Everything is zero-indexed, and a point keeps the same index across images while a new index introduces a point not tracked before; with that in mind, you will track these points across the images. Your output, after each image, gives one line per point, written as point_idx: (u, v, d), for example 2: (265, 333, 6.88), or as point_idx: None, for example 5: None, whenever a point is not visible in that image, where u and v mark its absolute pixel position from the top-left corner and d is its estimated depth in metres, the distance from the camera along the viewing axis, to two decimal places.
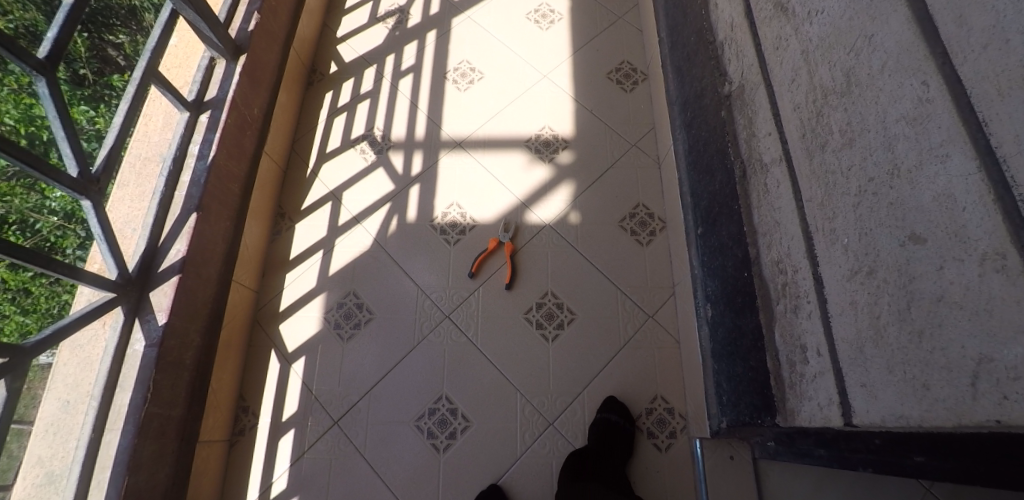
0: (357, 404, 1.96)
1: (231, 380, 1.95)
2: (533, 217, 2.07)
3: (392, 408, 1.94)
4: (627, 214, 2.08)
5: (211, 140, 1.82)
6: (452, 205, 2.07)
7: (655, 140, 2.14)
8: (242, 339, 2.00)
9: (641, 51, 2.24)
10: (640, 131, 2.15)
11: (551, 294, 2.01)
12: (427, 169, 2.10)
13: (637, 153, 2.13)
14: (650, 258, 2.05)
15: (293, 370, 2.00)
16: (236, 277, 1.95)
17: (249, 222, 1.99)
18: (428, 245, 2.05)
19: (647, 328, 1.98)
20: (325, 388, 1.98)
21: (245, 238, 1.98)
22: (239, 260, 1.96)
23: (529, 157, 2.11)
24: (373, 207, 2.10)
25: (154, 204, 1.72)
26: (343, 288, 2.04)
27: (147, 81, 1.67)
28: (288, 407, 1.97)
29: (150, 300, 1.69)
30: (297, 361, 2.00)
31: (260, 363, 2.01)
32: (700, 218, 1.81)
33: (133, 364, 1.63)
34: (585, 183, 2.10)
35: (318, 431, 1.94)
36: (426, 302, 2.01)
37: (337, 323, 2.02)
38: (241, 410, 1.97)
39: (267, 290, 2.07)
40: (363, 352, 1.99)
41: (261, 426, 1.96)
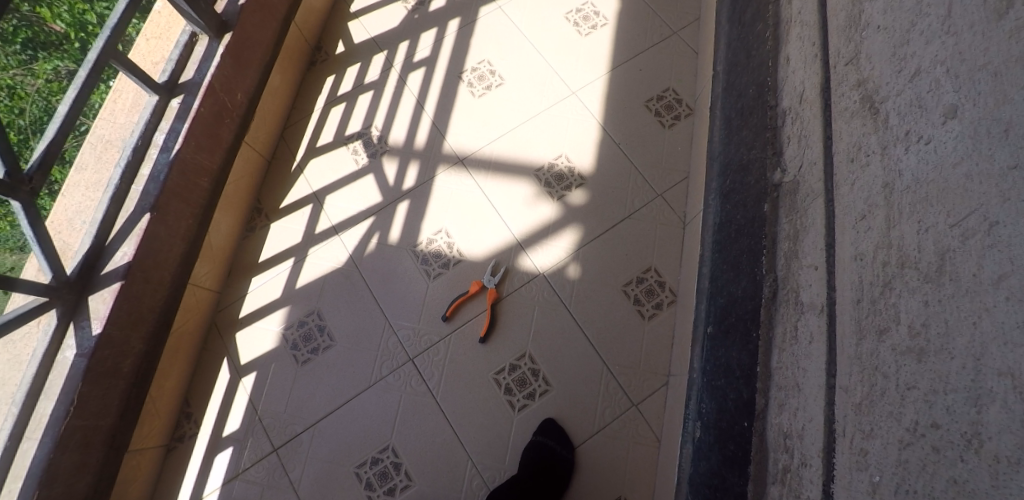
0: (300, 435, 1.68)
1: (174, 389, 1.69)
2: (526, 261, 1.75)
3: (335, 447, 1.67)
4: (634, 278, 1.74)
5: (178, 129, 1.53)
6: (439, 232, 1.77)
7: (684, 194, 1.78)
8: (194, 346, 1.74)
9: (692, 81, 1.88)
10: (667, 181, 1.80)
11: (529, 356, 1.69)
12: (421, 183, 1.81)
13: (658, 207, 1.78)
14: (649, 337, 1.71)
15: (242, 384, 1.73)
16: (195, 276, 1.68)
17: (217, 214, 1.71)
18: (404, 273, 1.75)
19: (626, 418, 1.67)
20: (270, 411, 1.71)
21: (210, 234, 1.70)
22: (200, 257, 1.68)
23: (535, 191, 1.79)
24: (353, 216, 1.81)
25: (105, 198, 1.45)
26: (308, 304, 1.76)
27: (105, 62, 1.39)
28: (231, 423, 1.71)
29: (88, 305, 1.42)
30: (248, 375, 1.74)
31: (210, 373, 1.75)
32: (716, 316, 1.44)
33: (60, 374, 1.39)
34: (592, 232, 1.77)
35: (255, 455, 1.68)
36: (391, 339, 1.72)
37: (295, 344, 1.74)
38: (184, 416, 1.72)
39: (230, 292, 1.80)
40: (317, 382, 1.71)
41: (202, 435, 1.70)
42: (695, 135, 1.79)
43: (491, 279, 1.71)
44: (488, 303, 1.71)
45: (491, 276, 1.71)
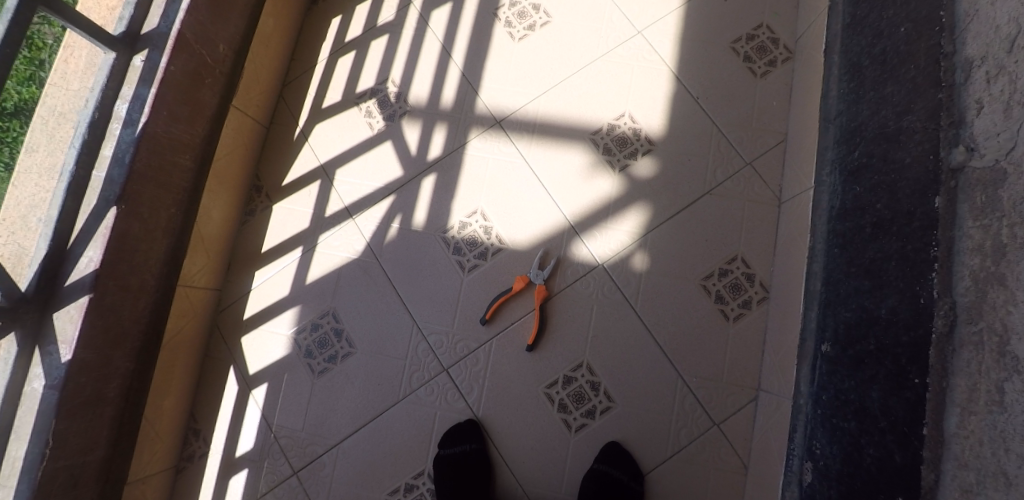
0: (321, 458, 1.41)
1: (177, 405, 1.42)
2: (582, 250, 1.40)
3: (364, 472, 1.39)
4: (716, 270, 1.39)
5: (144, 96, 1.18)
6: (474, 213, 1.43)
7: (781, 163, 1.41)
8: (194, 354, 1.45)
9: (792, 14, 1.46)
10: (758, 145, 1.42)
11: (587, 367, 1.37)
12: (449, 152, 1.45)
13: (745, 180, 1.41)
14: (734, 343, 1.37)
15: (253, 397, 1.46)
16: (185, 274, 1.36)
17: (208, 196, 1.37)
18: (434, 265, 1.42)
19: (705, 441, 1.35)
20: (286, 429, 1.43)
21: (201, 223, 1.37)
22: (189, 251, 1.35)
23: (591, 161, 1.42)
24: (368, 195, 1.45)
25: (60, 189, 1.14)
26: (320, 302, 1.44)
27: (30, 11, 1.03)
28: (244, 441, 1.45)
29: (53, 325, 1.14)
30: (260, 387, 1.46)
31: (217, 383, 1.47)
32: (833, 335, 1.09)
33: (30, 408, 1.12)
34: (663, 211, 1.40)
35: (272, 479, 1.42)
36: (421, 346, 1.40)
37: (310, 351, 1.44)
38: (191, 431, 1.46)
39: (234, 290, 1.49)
40: (337, 397, 1.42)
41: (213, 454, 1.45)
42: (796, 86, 1.40)
43: (540, 273, 1.37)
44: (537, 301, 1.37)
45: (538, 270, 1.37)
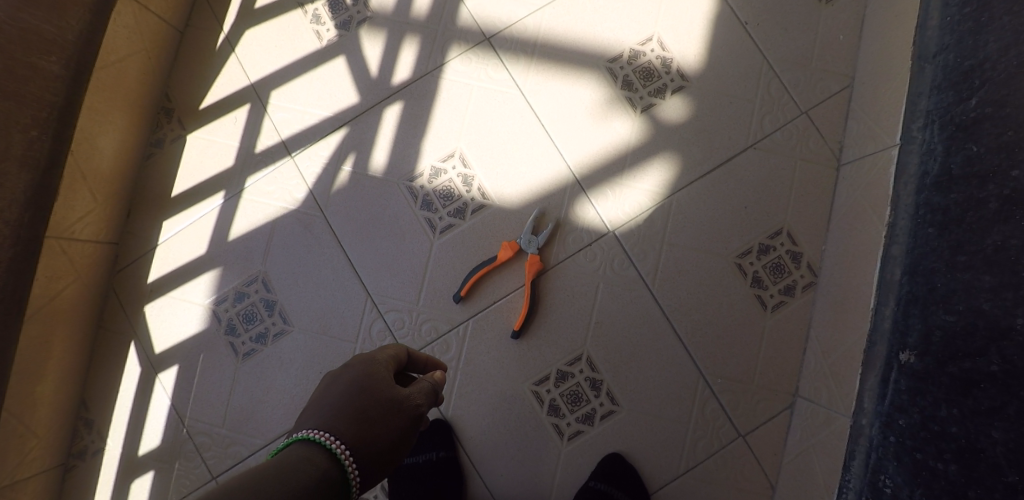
0: (247, 462, 1.10)
1: (60, 390, 1.10)
2: (588, 211, 1.09)
3: None
4: (755, 246, 1.10)
5: None
6: (451, 157, 1.09)
7: (842, 116, 1.13)
8: (83, 326, 1.12)
9: None
10: (816, 92, 1.13)
11: (588, 360, 1.07)
12: (420, 75, 1.11)
13: (797, 134, 1.12)
14: (771, 338, 1.10)
15: (160, 382, 1.14)
16: (59, 222, 1.02)
17: (90, 117, 1.02)
18: (396, 222, 1.08)
19: (726, 455, 1.08)
20: (199, 424, 1.12)
21: (81, 154, 1.02)
22: (64, 190, 1.01)
23: (606, 98, 1.10)
24: (311, 128, 1.11)
25: None
26: (245, 264, 1.11)
27: None
28: (150, 436, 1.14)
29: None
30: (169, 370, 1.14)
31: (114, 362, 1.15)
32: (916, 346, 0.74)
33: None
34: (693, 167, 1.10)
35: (183, 486, 1.11)
36: (376, 325, 1.07)
37: (232, 326, 1.11)
38: (83, 421, 1.14)
39: (137, 243, 1.15)
40: (268, 387, 1.10)
41: (111, 450, 1.14)
42: (869, 20, 1.11)
43: (532, 238, 1.06)
44: (528, 274, 1.06)
45: (529, 235, 1.06)
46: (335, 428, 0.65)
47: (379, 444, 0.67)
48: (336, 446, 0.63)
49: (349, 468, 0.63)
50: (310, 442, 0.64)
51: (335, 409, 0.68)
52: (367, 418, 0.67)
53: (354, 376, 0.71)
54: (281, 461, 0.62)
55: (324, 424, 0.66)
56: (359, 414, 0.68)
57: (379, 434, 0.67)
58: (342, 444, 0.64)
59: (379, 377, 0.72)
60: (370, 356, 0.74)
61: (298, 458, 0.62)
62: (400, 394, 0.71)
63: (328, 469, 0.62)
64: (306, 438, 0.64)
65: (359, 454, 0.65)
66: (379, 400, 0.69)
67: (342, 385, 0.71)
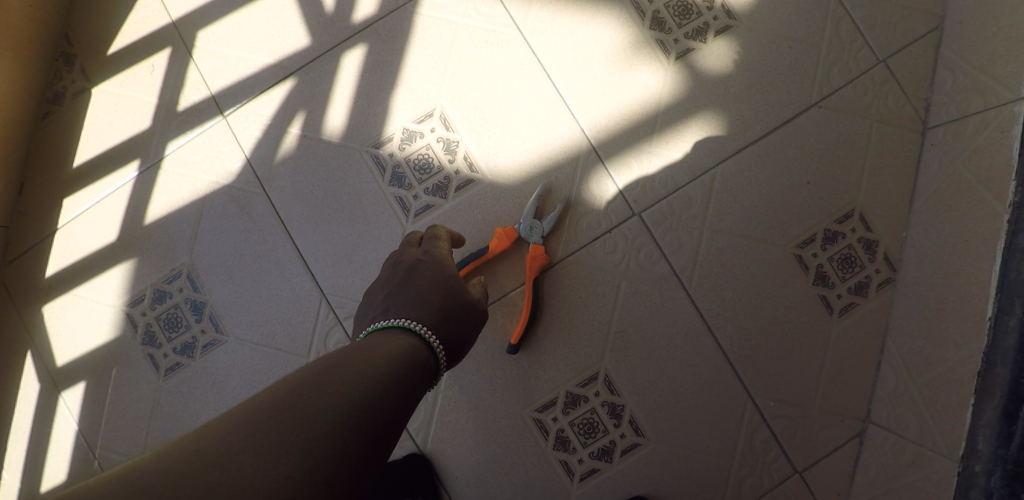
0: None
1: None
2: (605, 185, 0.85)
3: None
4: (820, 231, 0.86)
5: None
6: (429, 115, 0.85)
7: (930, 66, 0.88)
8: None
9: None
10: (898, 34, 0.88)
11: (606, 379, 0.84)
12: (389, 10, 0.85)
13: (873, 88, 0.87)
14: (838, 350, 0.86)
15: (63, 402, 0.87)
16: None
17: None
18: (359, 201, 0.84)
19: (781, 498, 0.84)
20: (112, 458, 0.86)
21: None
22: None
23: (630, 39, 0.85)
24: (250, 79, 0.86)
25: None
26: (166, 253, 0.86)
27: None
28: (54, 472, 0.87)
29: None
30: (75, 386, 0.88)
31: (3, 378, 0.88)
32: None
33: None
34: (741, 131, 0.86)
35: None
36: (334, 337, 0.83)
37: (151, 335, 0.87)
38: None
39: (36, 226, 0.89)
40: (196, 414, 0.86)
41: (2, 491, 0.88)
42: None
43: (534, 225, 0.81)
44: (530, 270, 0.82)
45: (530, 220, 0.81)
46: (424, 315, 0.61)
47: (464, 333, 0.64)
48: (425, 332, 0.60)
49: (439, 356, 0.60)
50: (402, 327, 0.60)
51: (414, 297, 0.63)
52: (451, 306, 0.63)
53: (430, 268, 0.67)
54: (375, 343, 0.57)
55: (408, 310, 0.61)
56: (440, 304, 0.63)
57: (461, 325, 0.63)
58: (432, 332, 0.60)
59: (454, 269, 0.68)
60: (440, 249, 0.70)
61: (392, 341, 0.58)
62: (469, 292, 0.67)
63: (424, 355, 0.59)
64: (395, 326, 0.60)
65: (448, 340, 0.61)
66: (459, 293, 0.65)
67: (419, 274, 0.67)
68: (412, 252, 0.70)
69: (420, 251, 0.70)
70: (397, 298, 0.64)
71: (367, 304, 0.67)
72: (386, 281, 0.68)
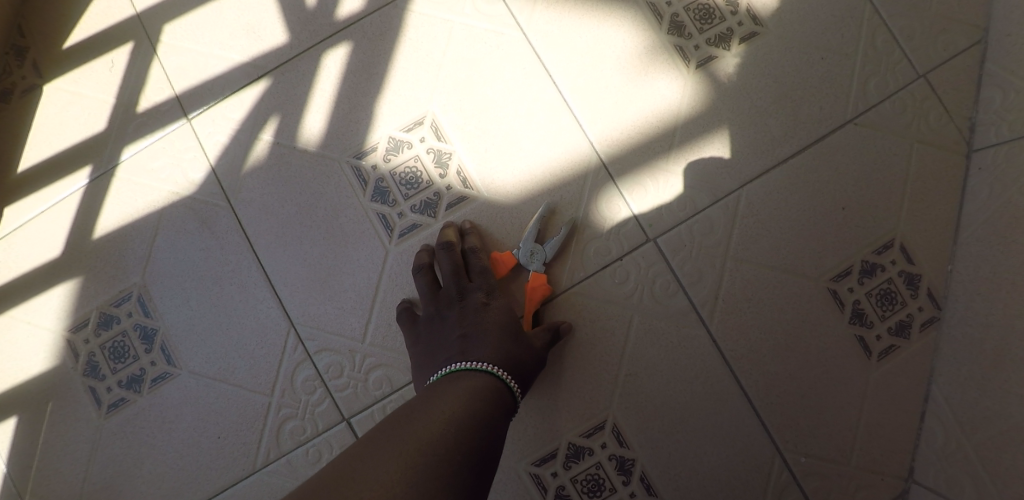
0: None
1: None
2: (617, 207, 0.75)
3: None
4: (857, 264, 0.76)
5: None
6: (419, 123, 0.75)
7: (975, 82, 0.79)
8: None
9: None
10: (940, 47, 0.79)
11: (615, 430, 0.73)
12: (378, 6, 0.77)
13: (914, 105, 0.79)
14: (877, 399, 0.75)
15: None
16: None
17: None
18: (337, 219, 0.74)
19: None
20: None
21: None
22: None
23: (646, 44, 0.77)
24: (219, 78, 0.77)
25: None
26: (115, 272, 0.76)
27: None
28: None
29: None
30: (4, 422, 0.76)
31: None
32: None
33: None
34: (768, 149, 0.76)
35: None
36: (302, 372, 0.73)
37: (93, 365, 0.75)
38: None
39: None
40: (140, 457, 0.74)
41: None
42: None
43: (535, 249, 0.73)
44: (530, 301, 0.73)
45: (530, 244, 0.73)
46: (504, 359, 0.65)
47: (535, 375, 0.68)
48: (505, 376, 0.64)
49: (518, 398, 0.65)
50: (482, 371, 0.64)
51: (490, 343, 0.66)
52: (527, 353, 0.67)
53: (499, 312, 0.69)
54: (454, 389, 0.61)
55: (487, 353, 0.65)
56: (516, 350, 0.67)
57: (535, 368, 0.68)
58: (511, 376, 0.65)
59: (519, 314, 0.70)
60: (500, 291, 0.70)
61: (471, 387, 0.62)
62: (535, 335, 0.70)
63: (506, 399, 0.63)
64: (482, 370, 0.63)
65: (524, 383, 0.66)
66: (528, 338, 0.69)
67: (489, 318, 0.68)
68: (473, 290, 0.70)
69: (482, 288, 0.70)
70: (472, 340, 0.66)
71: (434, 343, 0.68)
72: (451, 323, 0.68)
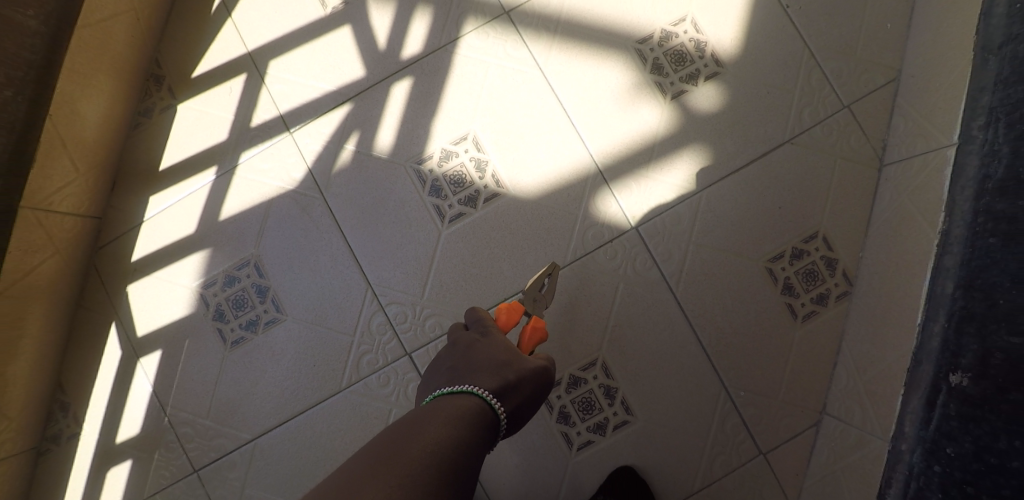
0: (231, 456, 1.01)
1: (33, 372, 0.99)
2: (610, 205, 1.00)
3: (283, 480, 1.00)
4: (788, 249, 1.01)
5: None
6: (463, 140, 1.01)
7: (888, 110, 1.03)
8: (59, 305, 1.01)
9: None
10: (861, 83, 1.03)
11: (604, 366, 1.00)
12: (433, 49, 1.02)
13: (838, 129, 1.03)
14: (800, 349, 1.01)
15: (142, 366, 1.03)
16: (37, 192, 0.92)
17: (70, 80, 0.93)
18: (402, 208, 1.00)
19: (749, 473, 1.00)
20: (181, 415, 1.02)
21: (62, 120, 0.93)
22: (41, 155, 0.91)
23: (634, 81, 1.02)
24: (313, 102, 1.02)
25: None
26: (237, 245, 1.02)
27: None
28: (128, 424, 1.03)
29: None
30: (152, 354, 1.03)
31: (92, 345, 1.04)
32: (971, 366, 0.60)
33: None
34: (724, 161, 1.02)
35: (162, 480, 1.01)
36: (376, 319, 0.99)
37: (220, 312, 1.02)
38: (56, 407, 1.04)
39: (123, 219, 1.05)
40: (255, 378, 1.01)
41: (86, 438, 1.03)
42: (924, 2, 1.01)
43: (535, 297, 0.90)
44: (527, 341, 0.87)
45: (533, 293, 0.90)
46: (489, 380, 0.74)
47: (519, 402, 0.76)
48: (487, 395, 0.72)
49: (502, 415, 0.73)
50: (468, 391, 0.73)
51: (478, 367, 0.76)
52: (517, 379, 0.77)
53: (488, 344, 0.81)
54: (437, 415, 0.70)
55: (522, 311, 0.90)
56: (502, 374, 0.76)
57: (522, 394, 0.77)
58: (493, 394, 0.73)
59: (513, 345, 0.82)
60: (494, 330, 0.85)
61: (458, 409, 0.71)
62: (526, 361, 0.80)
63: (489, 416, 0.72)
64: (466, 390, 0.73)
65: (506, 398, 0.74)
66: (517, 362, 0.79)
67: (477, 350, 0.80)
68: (466, 335, 0.84)
69: (475, 331, 0.85)
70: (461, 369, 0.77)
71: (432, 373, 0.81)
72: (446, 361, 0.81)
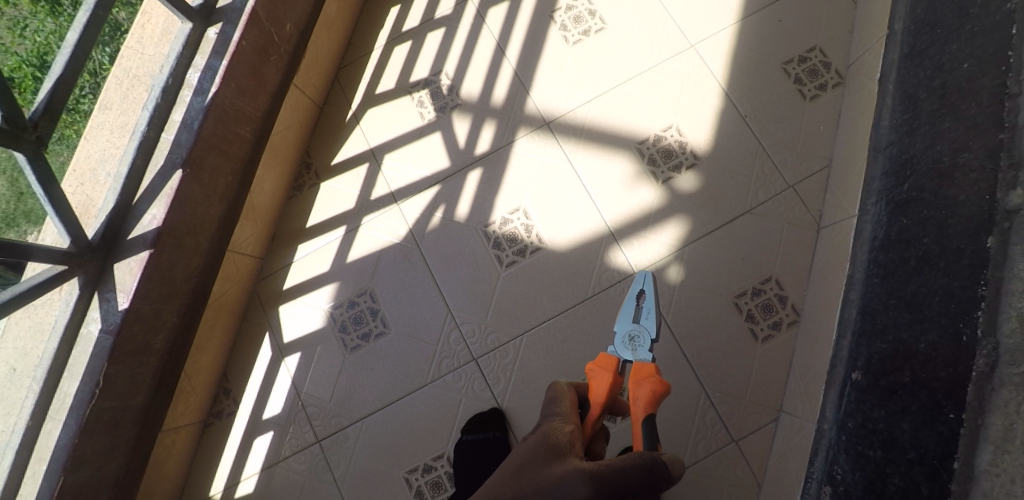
0: (347, 429, 1.42)
1: (213, 364, 1.44)
2: (619, 257, 1.42)
3: (382, 448, 1.39)
4: (749, 289, 1.40)
5: (215, 68, 1.21)
6: (517, 210, 1.45)
7: (823, 189, 1.41)
8: (234, 319, 1.47)
9: (846, 40, 1.47)
10: (802, 169, 1.43)
11: None
12: (497, 148, 1.48)
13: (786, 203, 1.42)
14: (761, 362, 1.37)
15: (286, 364, 1.47)
16: (235, 242, 1.39)
17: (263, 171, 1.41)
18: (473, 256, 1.44)
19: (723, 454, 1.35)
20: (313, 398, 1.44)
21: (255, 195, 1.41)
22: (241, 219, 1.38)
23: (636, 171, 1.45)
24: (413, 183, 1.49)
25: (132, 147, 1.17)
26: (357, 280, 1.47)
27: None
28: (273, 404, 1.45)
29: (115, 275, 1.16)
30: (293, 356, 1.47)
31: (252, 348, 1.48)
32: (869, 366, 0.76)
33: (86, 351, 1.15)
34: (702, 226, 1.43)
35: (296, 446, 1.42)
36: (453, 333, 1.41)
37: (344, 327, 1.46)
38: (223, 391, 1.47)
39: (279, 262, 1.51)
40: (366, 374, 1.43)
41: (242, 413, 1.46)
42: (844, 111, 1.41)
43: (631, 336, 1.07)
44: (640, 399, 1.01)
45: (627, 333, 1.07)
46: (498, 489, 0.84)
47: None
48: None
49: None
50: None
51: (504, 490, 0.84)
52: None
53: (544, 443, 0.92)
54: None
55: None
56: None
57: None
58: None
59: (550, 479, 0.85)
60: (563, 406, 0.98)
61: None
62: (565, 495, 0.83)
63: None
64: None
65: None
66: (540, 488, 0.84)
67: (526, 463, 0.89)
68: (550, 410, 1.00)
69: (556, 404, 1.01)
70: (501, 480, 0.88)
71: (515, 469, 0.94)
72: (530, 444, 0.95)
